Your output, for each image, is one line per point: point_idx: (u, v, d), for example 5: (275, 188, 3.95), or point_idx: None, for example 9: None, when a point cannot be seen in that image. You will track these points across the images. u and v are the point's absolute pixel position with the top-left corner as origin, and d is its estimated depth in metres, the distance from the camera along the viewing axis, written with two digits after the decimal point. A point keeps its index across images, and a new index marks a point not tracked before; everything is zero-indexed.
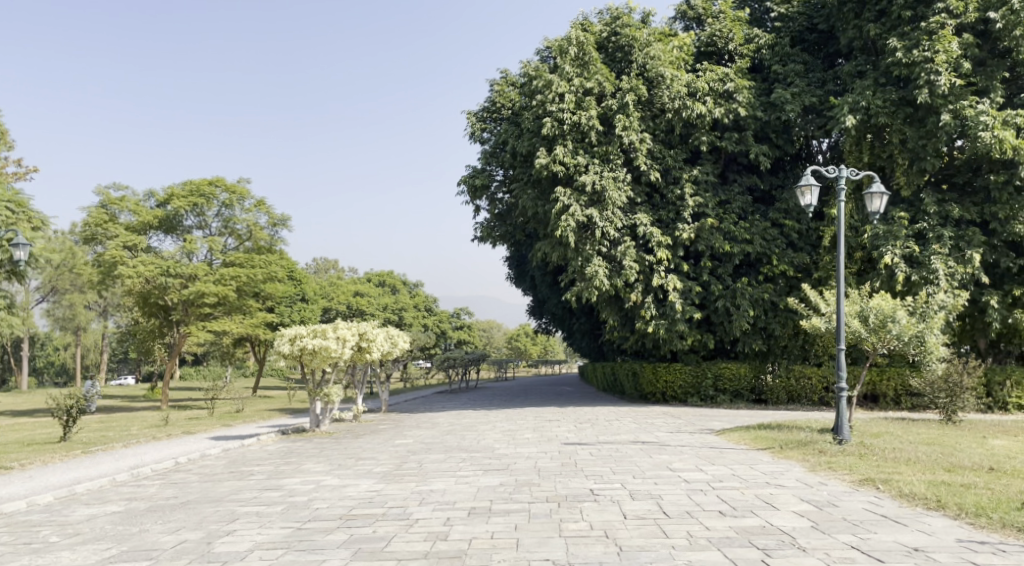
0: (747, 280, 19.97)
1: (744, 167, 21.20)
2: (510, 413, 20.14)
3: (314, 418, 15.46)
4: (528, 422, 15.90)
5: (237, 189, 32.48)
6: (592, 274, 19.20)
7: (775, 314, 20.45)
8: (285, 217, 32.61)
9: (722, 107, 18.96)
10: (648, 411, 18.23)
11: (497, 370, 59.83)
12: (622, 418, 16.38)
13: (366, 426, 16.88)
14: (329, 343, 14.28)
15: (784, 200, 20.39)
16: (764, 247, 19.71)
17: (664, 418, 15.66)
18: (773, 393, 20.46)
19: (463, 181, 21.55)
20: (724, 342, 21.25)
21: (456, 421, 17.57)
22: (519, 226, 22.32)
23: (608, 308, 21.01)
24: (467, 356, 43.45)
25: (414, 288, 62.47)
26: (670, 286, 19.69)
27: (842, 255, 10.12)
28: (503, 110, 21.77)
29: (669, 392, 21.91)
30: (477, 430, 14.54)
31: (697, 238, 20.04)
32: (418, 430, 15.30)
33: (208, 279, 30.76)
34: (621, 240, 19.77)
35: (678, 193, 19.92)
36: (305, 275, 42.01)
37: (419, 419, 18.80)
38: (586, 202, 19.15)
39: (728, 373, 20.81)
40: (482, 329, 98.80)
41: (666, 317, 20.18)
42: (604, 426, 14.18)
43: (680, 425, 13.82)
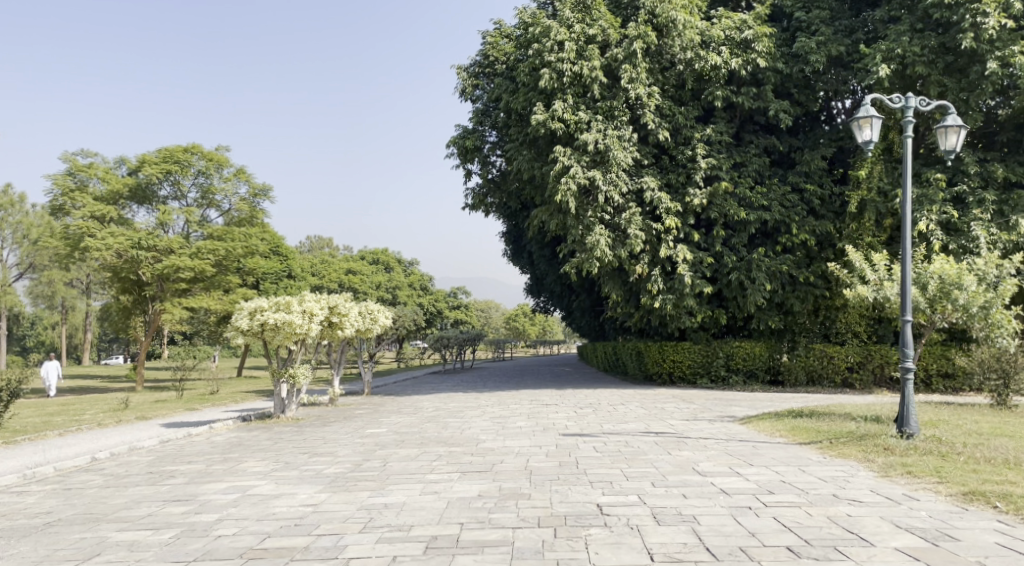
0: (764, 250, 18.16)
1: (761, 127, 19.22)
2: (501, 396, 18.45)
3: (280, 404, 13.75)
4: (522, 407, 14.12)
5: (216, 157, 30.11)
6: (593, 244, 17.43)
7: (795, 289, 18.60)
8: (266, 187, 30.71)
9: (739, 57, 16.78)
10: (655, 395, 16.49)
11: (494, 351, 58.20)
12: (627, 403, 14.63)
13: (341, 412, 15.16)
14: (293, 318, 12.49)
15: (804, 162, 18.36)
16: (782, 214, 17.86)
17: (674, 403, 13.89)
18: (791, 375, 18.74)
19: (451, 141, 19.59)
20: (737, 319, 19.51)
21: (443, 405, 15.82)
22: (515, 192, 20.46)
23: (611, 282, 19.22)
24: (462, 336, 41.61)
25: (408, 266, 60.45)
26: (679, 258, 17.92)
27: (908, 206, 8.14)
28: (497, 65, 19.64)
29: (676, 373, 20.09)
30: (463, 417, 12.75)
31: (709, 205, 18.23)
32: (398, 417, 13.54)
33: (183, 253, 28.87)
34: (626, 207, 17.95)
35: (689, 154, 18.02)
36: (293, 251, 40.09)
37: (402, 403, 17.11)
38: (589, 163, 17.28)
39: (742, 352, 19.11)
40: (480, 309, 96.88)
41: (675, 292, 18.42)
42: (608, 413, 12.39)
43: (696, 412, 12.02)
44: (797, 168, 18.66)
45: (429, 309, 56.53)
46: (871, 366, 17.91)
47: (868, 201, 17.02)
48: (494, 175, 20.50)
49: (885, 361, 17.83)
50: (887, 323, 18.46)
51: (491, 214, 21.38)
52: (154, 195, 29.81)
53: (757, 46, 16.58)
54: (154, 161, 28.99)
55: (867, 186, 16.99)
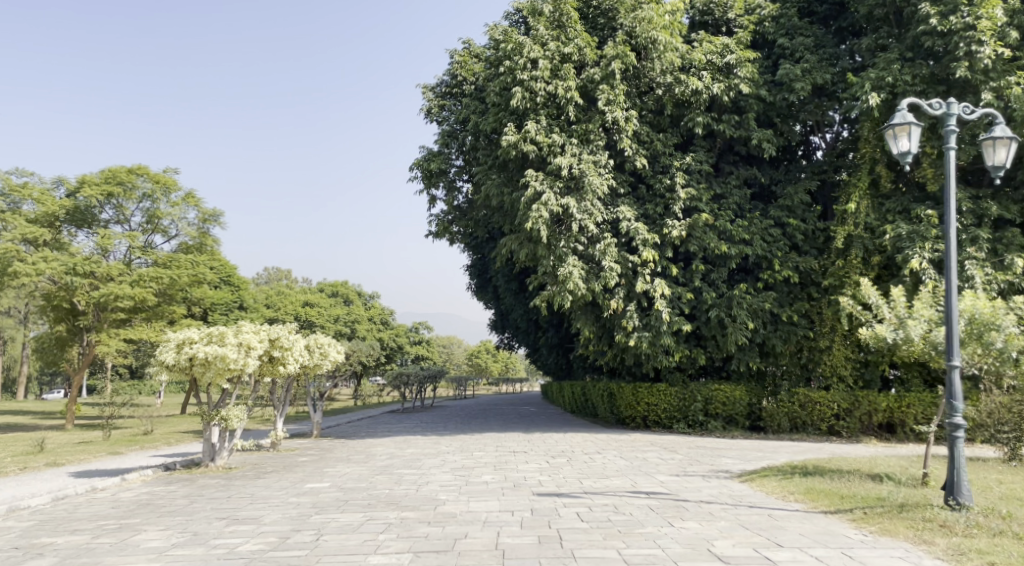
0: (745, 287, 17.21)
1: (742, 157, 18.47)
2: (464, 441, 16.84)
3: (209, 450, 11.86)
4: (488, 456, 12.60)
5: (163, 179, 28.06)
6: (565, 276, 16.28)
7: (777, 328, 17.70)
8: (216, 212, 28.83)
9: (721, 83, 16.11)
10: (633, 442, 15.14)
11: (456, 389, 56.31)
12: (605, 451, 13.25)
13: (282, 459, 13.36)
14: (226, 352, 10.74)
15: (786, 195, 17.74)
16: (765, 249, 17.01)
17: (656, 453, 12.55)
18: (773, 420, 17.67)
19: (415, 164, 18.29)
20: (716, 360, 18.43)
21: (399, 452, 14.16)
22: (483, 220, 19.19)
23: (583, 317, 18.00)
24: (423, 373, 39.76)
25: (368, 299, 58.44)
26: (657, 292, 16.83)
27: (952, 232, 6.95)
28: (465, 85, 18.54)
29: (651, 416, 18.85)
30: (421, 468, 11.15)
31: (688, 238, 17.26)
32: (345, 467, 11.86)
33: (122, 280, 26.41)
34: (601, 237, 16.84)
35: (668, 183, 17.05)
36: (245, 281, 37.93)
37: (353, 449, 15.35)
38: (563, 189, 16.16)
39: (721, 396, 17.94)
40: (442, 346, 94.91)
41: (651, 329, 17.28)
42: (585, 465, 10.95)
43: (684, 465, 10.68)
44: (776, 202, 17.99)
45: (388, 344, 54.47)
46: (859, 413, 16.89)
47: (854, 237, 16.47)
48: (461, 201, 19.24)
49: (873, 408, 16.80)
50: (873, 367, 17.55)
51: (455, 243, 20.05)
52: (94, 218, 27.31)
53: (740, 71, 15.86)
54: (94, 182, 26.63)
55: (854, 222, 16.42)
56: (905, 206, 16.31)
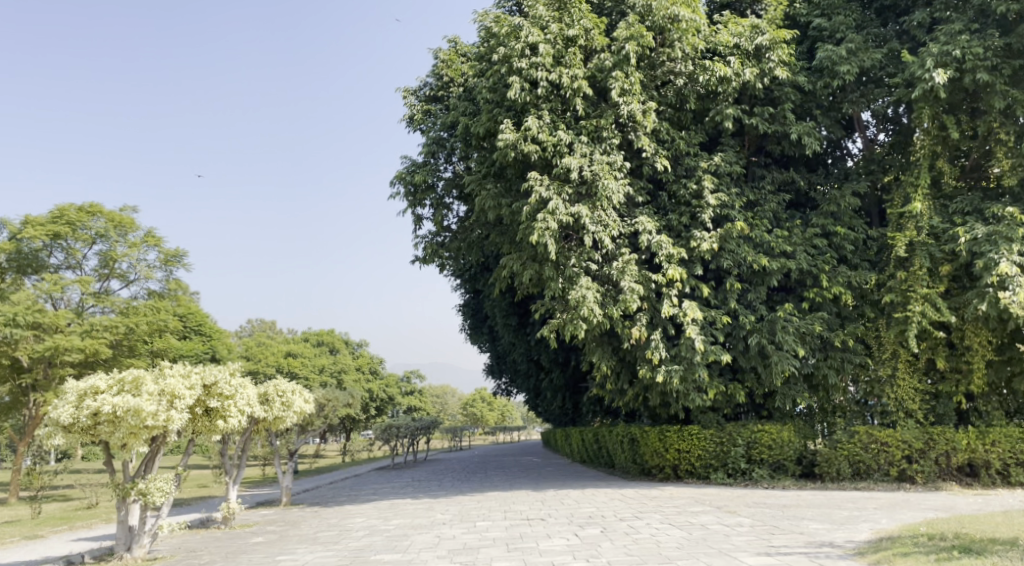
0: (790, 306, 14.71)
1: (774, 160, 16.50)
2: (464, 503, 13.85)
3: (126, 536, 8.45)
4: (496, 528, 9.68)
5: (124, 218, 25.08)
6: (577, 300, 13.84)
7: (826, 354, 15.16)
8: (180, 252, 25.97)
9: (753, 68, 14.07)
10: (675, 498, 12.31)
11: (451, 440, 52.94)
12: (647, 514, 10.39)
13: (230, 540, 10.33)
14: (141, 403, 7.75)
15: (828, 198, 15.73)
16: (809, 263, 14.74)
17: (714, 516, 9.69)
18: (831, 466, 14.85)
19: (398, 177, 15.89)
20: (756, 395, 15.76)
21: (381, 524, 11.17)
22: (478, 242, 16.68)
23: (600, 349, 15.32)
24: (415, 424, 36.59)
25: (357, 348, 55.36)
26: (688, 315, 14.33)
27: None
28: (452, 88, 16.32)
29: (683, 465, 15.97)
30: (407, 552, 8.21)
31: (718, 252, 14.94)
32: (307, 550, 8.87)
33: (73, 330, 22.72)
34: (619, 253, 14.44)
35: (694, 187, 14.69)
36: (219, 329, 34.93)
37: (326, 520, 12.33)
38: (574, 197, 13.82)
39: (766, 438, 15.17)
40: (435, 396, 91.62)
41: (681, 361, 14.70)
42: (630, 540, 8.09)
43: (765, 538, 7.83)
44: (814, 210, 16.05)
45: (379, 396, 51.27)
46: (935, 454, 14.18)
47: (917, 243, 14.07)
48: (453, 222, 16.80)
49: (952, 447, 14.12)
50: (946, 399, 14.91)
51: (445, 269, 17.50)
52: (44, 264, 23.88)
53: (774, 53, 13.96)
54: (40, 222, 23.34)
55: (916, 226, 14.05)
56: (974, 205, 14.08)
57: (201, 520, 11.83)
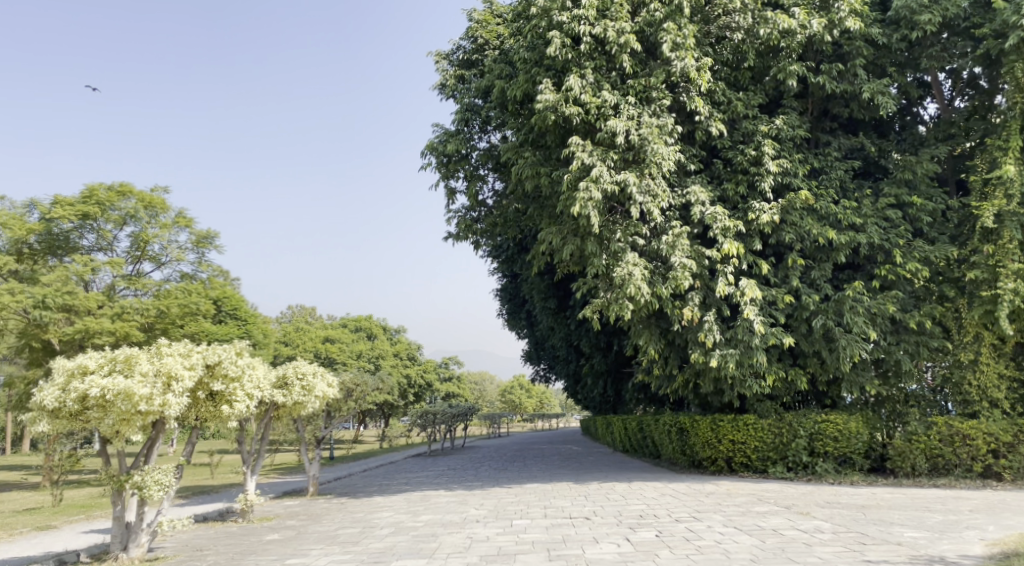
0: (860, 284, 13.16)
1: (841, 125, 14.88)
2: (500, 497, 12.83)
3: (124, 533, 7.72)
4: (535, 529, 8.60)
5: (155, 200, 24.79)
6: (623, 278, 12.69)
7: (899, 337, 13.55)
8: (211, 233, 25.60)
9: (821, 19, 12.60)
10: (735, 496, 11.04)
11: (489, 428, 52.27)
12: (706, 515, 9.18)
13: (243, 538, 9.46)
14: (132, 386, 6.97)
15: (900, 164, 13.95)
16: (881, 237, 13.14)
17: (785, 519, 8.42)
18: (904, 461, 13.06)
19: (429, 147, 14.89)
20: (819, 383, 14.26)
21: (409, 520, 10.19)
22: (515, 218, 15.58)
23: (647, 331, 14.09)
24: (451, 411, 35.81)
25: (395, 334, 54.88)
26: (746, 294, 13.00)
27: None
28: (486, 52, 15.23)
29: (738, 458, 14.63)
30: (432, 558, 7.15)
31: (778, 226, 13.48)
32: (323, 552, 7.91)
33: (104, 313, 22.52)
34: (669, 226, 13.15)
35: (753, 153, 13.22)
36: (256, 313, 34.70)
37: (351, 513, 11.46)
38: (619, 164, 12.62)
39: (833, 430, 13.60)
40: (474, 383, 91.35)
41: (737, 346, 13.43)
42: (692, 548, 6.90)
43: (856, 550, 6.54)
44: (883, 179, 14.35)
45: (417, 382, 50.83)
46: None
47: (1009, 213, 12.39)
48: (489, 196, 15.74)
49: None
50: None
51: (480, 246, 16.46)
52: (75, 245, 23.75)
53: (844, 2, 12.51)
54: (70, 202, 23.12)
55: (1007, 193, 12.35)
56: None
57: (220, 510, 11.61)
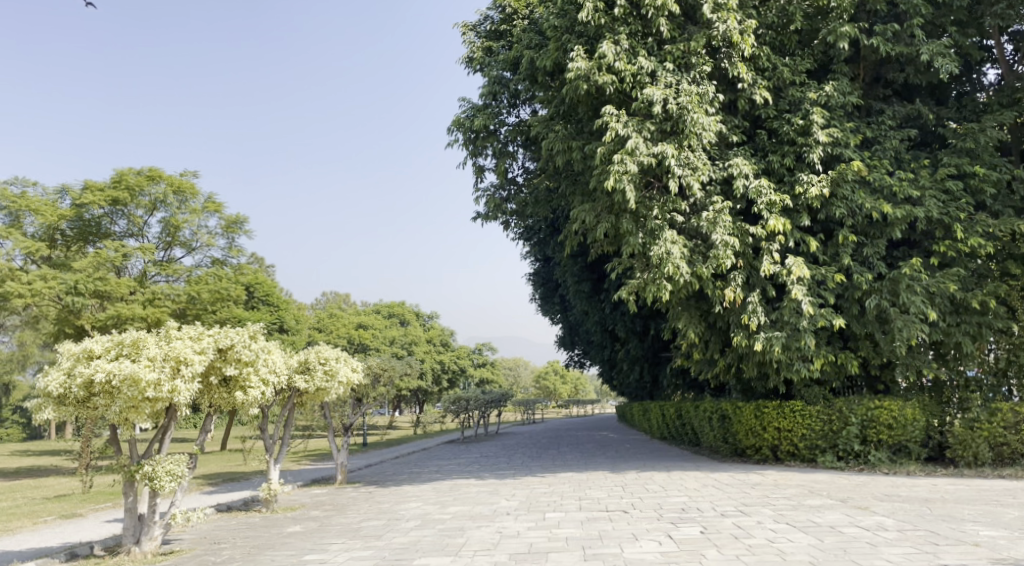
0: (917, 261, 12.13)
1: (894, 93, 13.74)
2: (532, 486, 12.28)
3: (137, 526, 7.52)
4: (569, 524, 8.00)
5: (185, 185, 24.82)
6: (661, 257, 11.97)
7: (959, 318, 12.41)
8: (240, 218, 25.57)
9: None
10: (783, 487, 10.27)
11: (523, 414, 51.90)
12: (755, 509, 8.45)
13: (264, 530, 9.07)
14: (138, 370, 6.63)
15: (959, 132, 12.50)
16: (938, 211, 11.91)
17: (843, 514, 7.65)
18: (966, 450, 11.89)
19: (456, 124, 14.33)
20: (871, 366, 13.31)
21: (436, 512, 9.70)
22: (546, 197, 14.93)
23: (687, 314, 13.36)
24: (484, 397, 35.43)
25: (428, 320, 54.72)
26: (793, 273, 12.15)
27: None
28: (515, 22, 14.55)
29: (783, 446, 13.80)
30: (456, 556, 6.61)
31: (827, 199, 12.50)
32: (342, 547, 7.44)
33: (136, 299, 22.64)
34: (709, 201, 12.35)
35: (801, 123, 12.23)
36: (288, 300, 34.79)
37: (378, 503, 11.04)
38: (657, 136, 11.87)
39: (887, 417, 12.68)
40: (508, 369, 91.28)
41: (784, 328, 12.63)
42: (743, 547, 6.21)
43: (932, 550, 5.77)
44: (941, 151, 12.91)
45: (450, 368, 50.66)
46: None
47: None
48: (519, 174, 15.15)
49: None
50: None
51: (510, 226, 15.86)
52: (107, 232, 23.92)
53: None
54: (101, 188, 23.24)
55: None
56: None
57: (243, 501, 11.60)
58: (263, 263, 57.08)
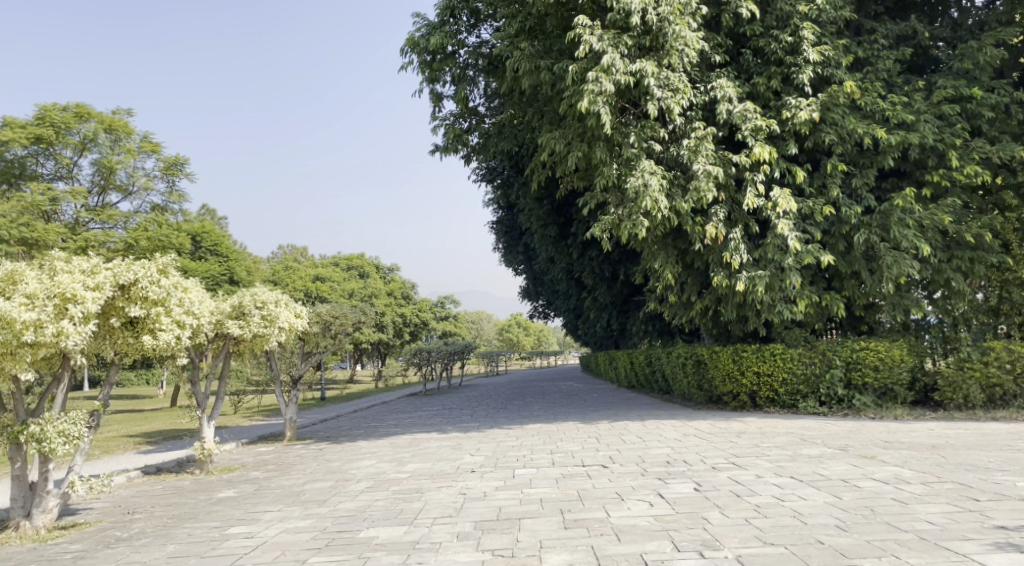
0: (910, 192, 11.28)
1: (886, 11, 12.52)
2: (498, 440, 11.33)
3: (27, 496, 6.33)
4: (542, 483, 7.02)
5: (117, 122, 22.60)
6: (638, 190, 10.82)
7: (949, 254, 11.68)
8: (182, 159, 23.56)
9: None
10: (769, 435, 9.52)
11: (488, 367, 51.25)
12: (746, 461, 7.62)
13: (191, 497, 7.90)
14: (8, 309, 5.38)
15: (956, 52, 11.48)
16: (935, 138, 11.00)
17: (848, 466, 6.88)
18: (956, 392, 11.45)
19: (410, 43, 12.68)
20: (854, 307, 12.62)
21: (392, 471, 8.66)
22: (511, 129, 13.59)
23: (663, 253, 12.34)
24: (446, 348, 34.47)
25: (388, 272, 53.09)
26: (780, 207, 11.20)
27: None
28: None
29: (762, 392, 13.11)
30: (412, 526, 5.55)
31: (816, 126, 11.44)
32: (278, 516, 6.32)
33: (65, 247, 20.69)
34: (690, 128, 11.20)
35: (789, 39, 11.01)
36: (238, 250, 32.84)
37: (327, 462, 9.95)
38: (635, 52, 10.57)
39: (872, 359, 12.04)
40: (472, 322, 90.55)
41: (768, 267, 11.74)
42: (750, 509, 5.29)
43: (971, 508, 4.93)
44: (935, 73, 11.95)
45: (412, 321, 49.45)
46: None
47: None
48: (480, 102, 13.73)
49: None
50: None
51: (470, 160, 14.47)
52: (33, 174, 21.75)
53: None
54: (22, 124, 20.97)
55: None
56: None
57: (180, 466, 10.46)
58: (213, 215, 54.26)
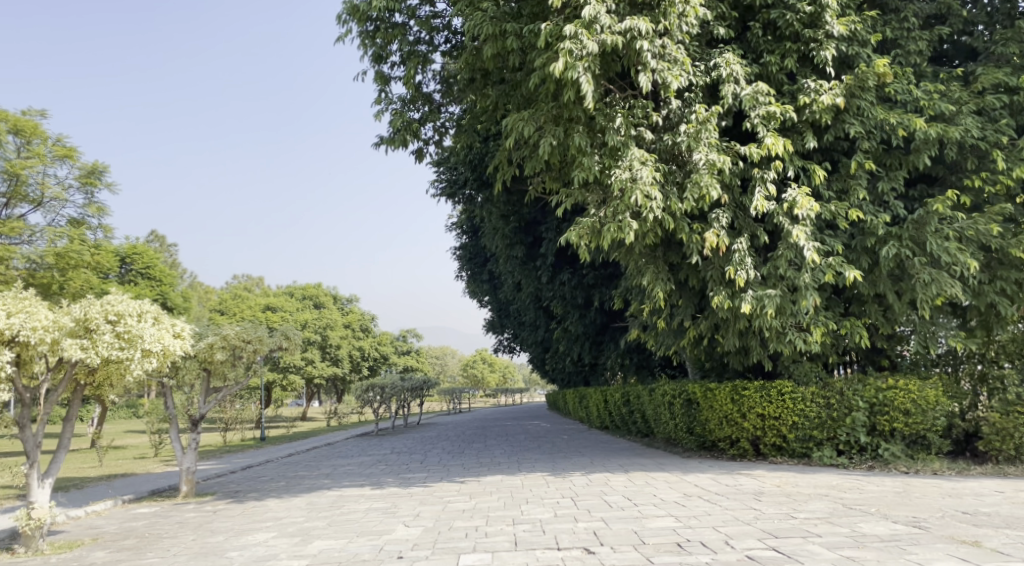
0: (949, 197, 9.38)
1: None
2: (445, 500, 8.80)
3: None
4: None
5: (24, 123, 19.80)
6: (623, 184, 8.66)
7: (992, 274, 9.79)
8: (103, 166, 20.83)
9: None
10: (801, 499, 7.25)
11: (449, 405, 48.26)
12: (791, 543, 5.31)
13: None
14: None
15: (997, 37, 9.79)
16: (978, 132, 9.19)
17: (955, 561, 4.63)
18: (1007, 442, 9.49)
19: (349, 9, 10.45)
20: (876, 337, 10.60)
21: (286, 554, 6.09)
22: (470, 119, 11.42)
23: (652, 268, 10.16)
24: (403, 384, 31.67)
25: (346, 303, 50.02)
26: (798, 209, 9.13)
27: None
28: None
29: (767, 439, 10.90)
30: None
31: (837, 116, 9.53)
32: None
33: None
34: (689, 112, 9.16)
35: (809, 8, 9.12)
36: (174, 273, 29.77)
37: (209, 535, 7.30)
38: (623, 10, 8.58)
39: (901, 400, 9.97)
40: (435, 358, 87.36)
41: (779, 285, 9.64)
42: None
43: None
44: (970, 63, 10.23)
45: (370, 355, 46.37)
46: None
47: None
48: (435, 89, 11.54)
49: None
50: None
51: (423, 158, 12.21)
52: None
53: None
54: None
55: None
56: None
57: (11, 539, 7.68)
58: (159, 239, 50.78)
